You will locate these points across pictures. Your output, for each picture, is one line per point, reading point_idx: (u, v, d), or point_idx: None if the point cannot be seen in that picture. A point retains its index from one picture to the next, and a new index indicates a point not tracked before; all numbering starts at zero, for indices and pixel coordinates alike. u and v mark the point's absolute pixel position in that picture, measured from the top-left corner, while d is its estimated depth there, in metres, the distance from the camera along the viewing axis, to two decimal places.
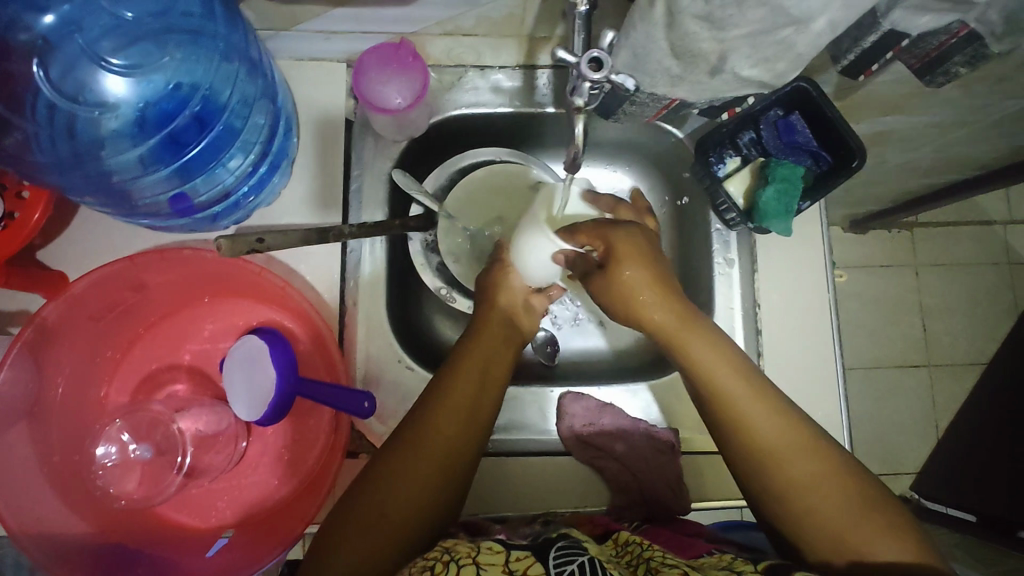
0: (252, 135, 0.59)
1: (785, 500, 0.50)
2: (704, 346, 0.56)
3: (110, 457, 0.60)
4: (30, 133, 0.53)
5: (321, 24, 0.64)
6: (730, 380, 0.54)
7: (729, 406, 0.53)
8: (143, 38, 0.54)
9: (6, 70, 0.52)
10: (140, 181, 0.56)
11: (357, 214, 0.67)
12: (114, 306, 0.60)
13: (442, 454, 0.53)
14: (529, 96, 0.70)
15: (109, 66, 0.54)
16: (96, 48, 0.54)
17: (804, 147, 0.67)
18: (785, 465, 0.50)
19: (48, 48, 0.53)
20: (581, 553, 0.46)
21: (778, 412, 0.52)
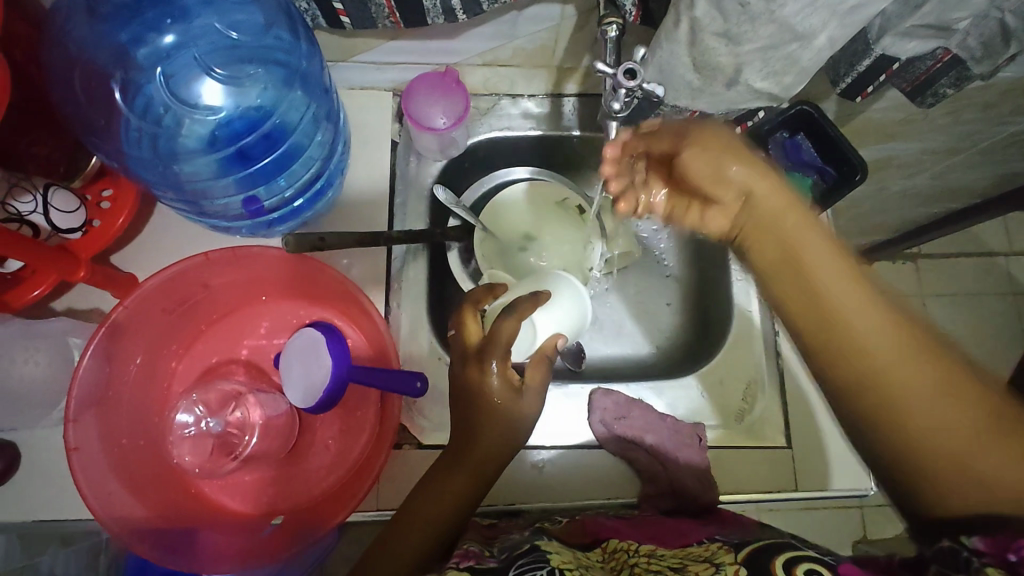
0: (315, 152, 0.67)
1: (886, 412, 0.46)
2: (812, 249, 0.51)
3: (188, 426, 0.65)
4: (135, 131, 0.61)
5: (374, 55, 0.72)
6: (822, 267, 0.49)
7: (849, 335, 0.47)
8: (239, 57, 0.62)
9: (130, 77, 0.60)
10: (213, 183, 0.63)
11: (401, 222, 0.74)
12: (184, 301, 0.66)
13: (451, 504, 0.57)
14: (557, 120, 0.79)
15: (210, 76, 0.62)
16: (202, 61, 0.62)
17: (809, 164, 0.74)
18: (887, 376, 0.46)
19: (167, 59, 0.61)
20: (542, 565, 0.49)
21: (874, 307, 0.48)
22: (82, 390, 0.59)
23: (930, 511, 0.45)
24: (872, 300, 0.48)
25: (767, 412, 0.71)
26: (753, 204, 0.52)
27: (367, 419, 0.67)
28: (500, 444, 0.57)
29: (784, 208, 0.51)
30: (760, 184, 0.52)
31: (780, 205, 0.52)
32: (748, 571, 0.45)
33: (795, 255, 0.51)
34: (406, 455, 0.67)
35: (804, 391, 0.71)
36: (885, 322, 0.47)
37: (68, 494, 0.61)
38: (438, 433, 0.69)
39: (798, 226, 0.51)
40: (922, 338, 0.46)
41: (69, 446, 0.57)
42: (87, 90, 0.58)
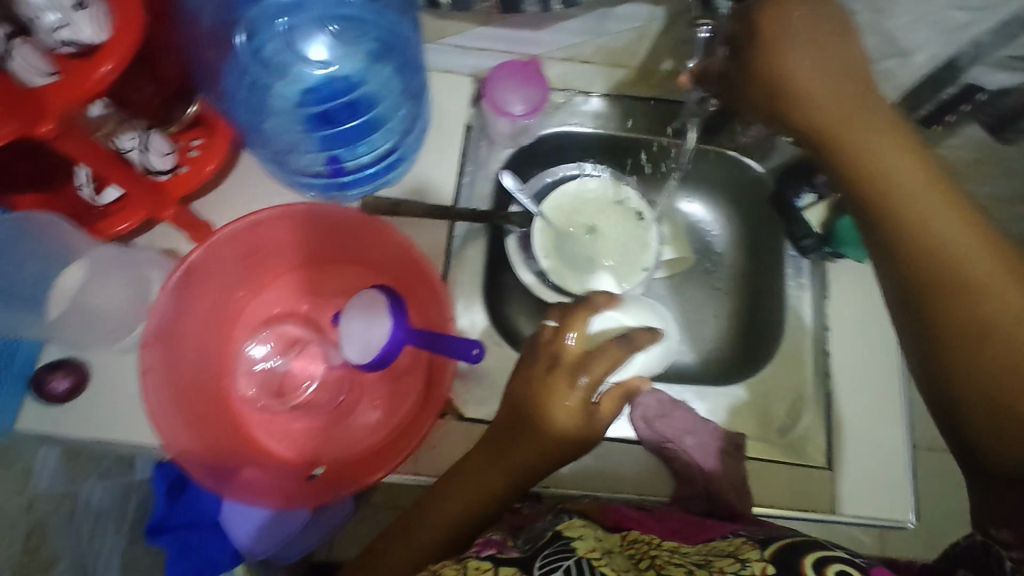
0: (396, 125, 0.71)
1: (963, 322, 0.48)
2: (900, 166, 0.52)
3: (258, 361, 0.70)
4: (244, 73, 0.66)
5: (462, 40, 0.75)
6: (916, 195, 0.51)
7: (928, 242, 0.50)
8: (350, 21, 0.67)
9: (252, 26, 0.66)
10: (299, 135, 0.68)
11: (466, 200, 0.76)
12: (261, 249, 0.69)
13: (484, 493, 0.58)
14: (625, 123, 0.80)
15: (322, 36, 0.67)
16: (319, 19, 0.67)
17: None
18: (975, 300, 0.48)
19: (288, 14, 0.67)
20: (568, 557, 0.47)
21: (971, 232, 0.49)
22: (158, 318, 0.61)
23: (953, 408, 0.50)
24: (966, 216, 0.50)
25: (811, 431, 0.70)
26: (823, 123, 0.54)
27: (412, 388, 0.68)
28: (549, 448, 0.57)
29: (840, 125, 0.54)
30: (842, 100, 0.54)
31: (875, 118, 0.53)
32: (774, 571, 0.44)
33: (896, 197, 0.51)
34: (446, 425, 0.68)
35: (854, 415, 0.70)
36: (976, 248, 0.49)
37: (127, 416, 0.64)
38: (480, 408, 0.70)
39: (886, 143, 0.53)
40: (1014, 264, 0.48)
41: (142, 369, 0.59)
42: (212, 32, 0.63)
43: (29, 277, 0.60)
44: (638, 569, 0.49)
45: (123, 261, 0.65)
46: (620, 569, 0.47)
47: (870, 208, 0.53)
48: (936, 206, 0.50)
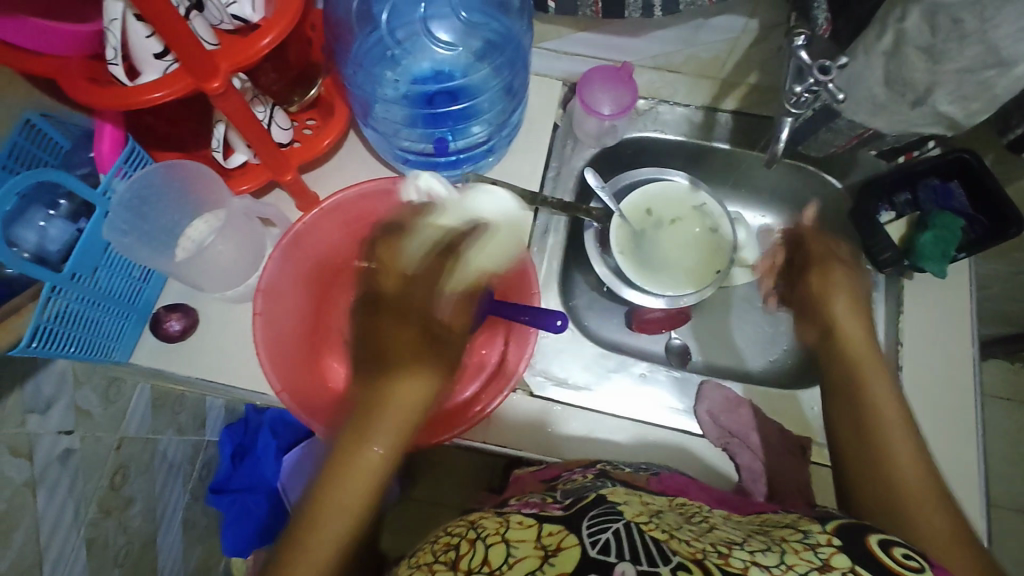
0: (493, 118, 0.76)
1: (866, 461, 0.56)
2: (861, 350, 0.65)
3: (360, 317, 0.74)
4: (374, 47, 0.72)
5: (559, 44, 0.80)
6: (878, 380, 0.61)
7: (878, 408, 0.59)
8: (480, 16, 0.73)
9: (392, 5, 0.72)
10: (406, 113, 0.72)
11: (552, 189, 0.82)
12: (363, 218, 0.75)
13: (375, 474, 0.55)
14: (707, 132, 0.84)
15: (452, 25, 0.72)
16: (453, 11, 0.72)
17: (958, 210, 0.74)
18: (879, 441, 0.56)
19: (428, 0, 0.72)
20: (615, 520, 0.46)
21: (905, 434, 0.57)
22: (269, 272, 0.68)
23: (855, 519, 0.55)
24: (921, 459, 0.55)
25: None
26: (835, 335, 0.67)
27: (488, 359, 0.72)
28: (415, 410, 0.57)
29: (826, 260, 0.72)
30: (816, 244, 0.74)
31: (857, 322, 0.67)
32: (841, 542, 0.45)
33: (852, 375, 0.62)
34: (517, 398, 0.70)
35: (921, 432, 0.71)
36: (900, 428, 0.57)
37: (237, 360, 0.71)
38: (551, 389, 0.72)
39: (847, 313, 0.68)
40: (939, 493, 0.53)
41: (255, 312, 0.66)
42: (355, 13, 0.71)
43: (167, 224, 0.67)
44: (690, 526, 0.50)
45: (250, 220, 0.71)
46: (669, 530, 0.47)
47: (831, 390, 0.63)
48: (867, 351, 0.64)
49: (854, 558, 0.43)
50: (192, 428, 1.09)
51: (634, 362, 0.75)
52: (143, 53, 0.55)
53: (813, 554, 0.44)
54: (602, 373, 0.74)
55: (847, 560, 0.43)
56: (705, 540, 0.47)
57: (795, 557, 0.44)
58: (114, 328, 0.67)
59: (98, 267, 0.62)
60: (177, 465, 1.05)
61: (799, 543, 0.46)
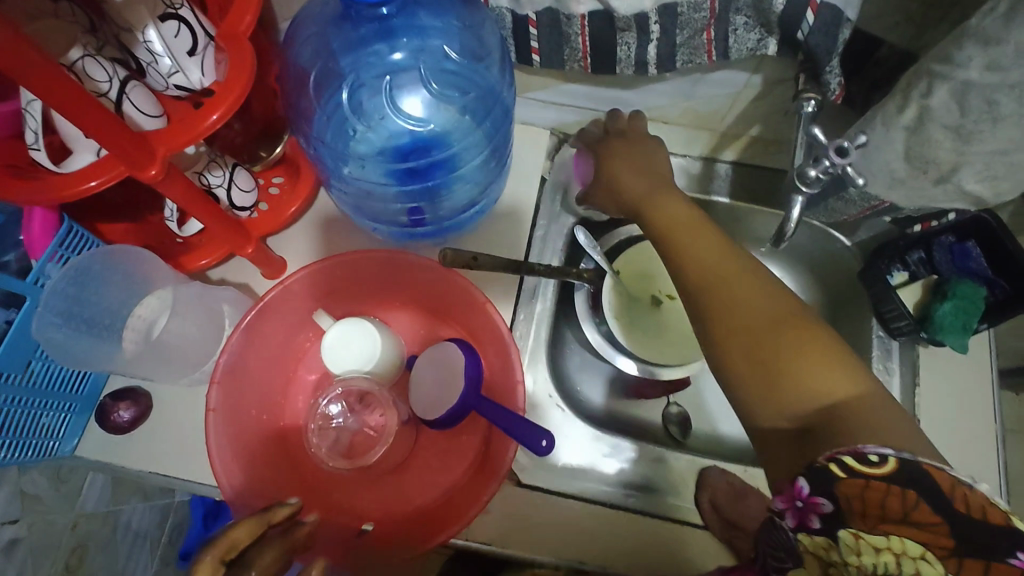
0: (480, 180, 0.69)
1: (773, 341, 0.47)
2: (699, 240, 0.55)
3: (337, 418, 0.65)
4: (337, 122, 0.64)
5: (546, 95, 0.75)
6: (726, 274, 0.52)
7: (744, 316, 0.49)
8: (454, 79, 0.64)
9: (353, 75, 0.63)
10: (384, 189, 0.66)
11: (538, 255, 0.75)
12: (333, 292, 0.68)
13: None
14: (705, 183, 0.78)
15: (425, 92, 0.64)
16: (424, 79, 0.64)
17: (975, 272, 0.69)
18: (740, 304, 0.49)
19: (392, 70, 0.63)
20: None
21: (768, 300, 0.50)
22: (227, 360, 0.61)
23: (755, 430, 0.48)
24: (778, 298, 0.50)
25: None
26: (686, 279, 0.54)
27: (472, 444, 0.65)
28: None
29: (683, 225, 0.57)
30: (656, 200, 0.61)
31: (672, 223, 0.58)
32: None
33: (715, 270, 0.52)
34: (503, 489, 0.65)
35: None
36: (765, 292, 0.50)
37: (192, 454, 0.64)
38: (540, 473, 0.67)
39: (665, 199, 0.61)
40: (801, 317, 0.49)
41: (209, 407, 0.59)
42: (315, 84, 0.63)
43: (113, 304, 0.60)
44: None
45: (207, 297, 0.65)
46: None
47: (698, 311, 0.51)
48: (627, 163, 0.67)
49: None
50: (159, 492, 1.01)
51: (629, 446, 0.69)
52: (73, 134, 0.48)
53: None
54: (595, 458, 0.69)
55: None
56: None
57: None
58: (54, 423, 0.60)
59: (31, 362, 0.55)
60: (143, 533, 0.97)
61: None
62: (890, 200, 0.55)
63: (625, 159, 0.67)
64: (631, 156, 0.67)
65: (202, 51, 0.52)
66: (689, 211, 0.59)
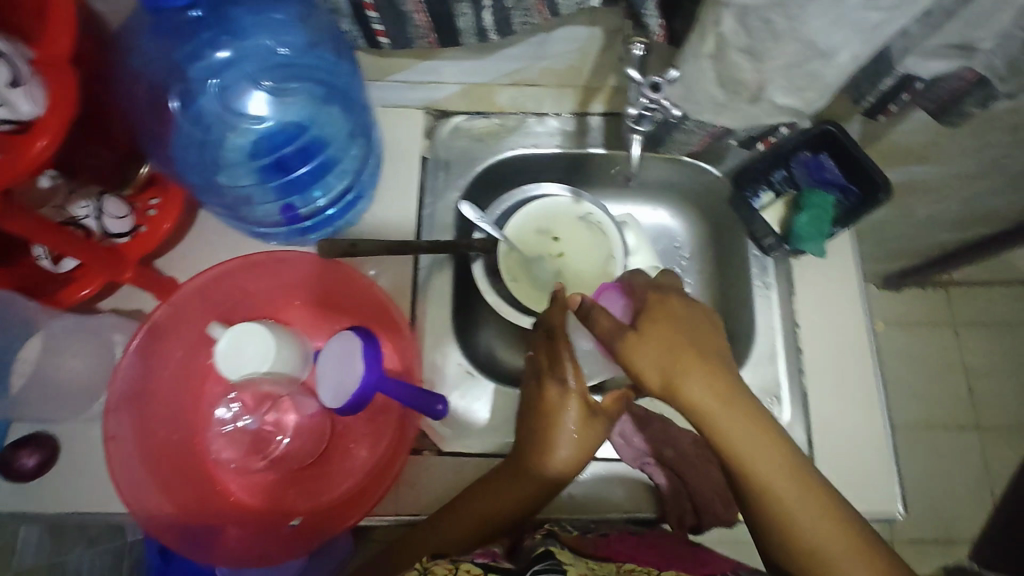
0: (348, 165, 0.70)
1: (829, 561, 0.49)
2: (722, 406, 0.53)
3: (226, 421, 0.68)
4: (185, 135, 0.65)
5: (408, 75, 0.76)
6: (742, 442, 0.52)
7: (763, 489, 0.51)
8: (287, 70, 0.66)
9: (189, 88, 0.64)
10: (252, 191, 0.67)
11: (428, 232, 0.77)
12: (222, 304, 0.69)
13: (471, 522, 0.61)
14: (580, 139, 0.81)
15: (260, 87, 0.66)
16: (255, 76, 0.66)
17: (832, 182, 0.74)
18: (754, 470, 0.52)
19: (221, 72, 0.65)
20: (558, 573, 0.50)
21: (782, 456, 0.52)
22: (121, 387, 0.62)
23: None
24: (797, 465, 0.52)
25: (790, 430, 0.71)
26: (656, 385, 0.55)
27: (388, 427, 0.67)
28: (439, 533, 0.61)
29: (673, 340, 0.56)
30: (658, 327, 0.57)
31: (660, 342, 0.56)
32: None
33: (685, 373, 0.54)
34: (425, 460, 0.68)
35: (830, 412, 0.71)
36: (783, 463, 0.52)
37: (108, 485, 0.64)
38: (458, 441, 0.70)
39: (659, 354, 0.56)
40: (804, 470, 0.52)
41: (107, 435, 0.60)
42: (147, 105, 0.63)
43: None
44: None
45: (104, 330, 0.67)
46: None
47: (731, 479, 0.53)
48: (660, 341, 0.56)
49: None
50: None
51: None
52: None
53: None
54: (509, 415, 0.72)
55: None
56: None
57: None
58: None
59: None
60: None
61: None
62: (724, 126, 0.59)
63: (674, 315, 0.58)
64: (657, 336, 0.57)
65: (26, 79, 0.49)
66: (687, 335, 0.57)
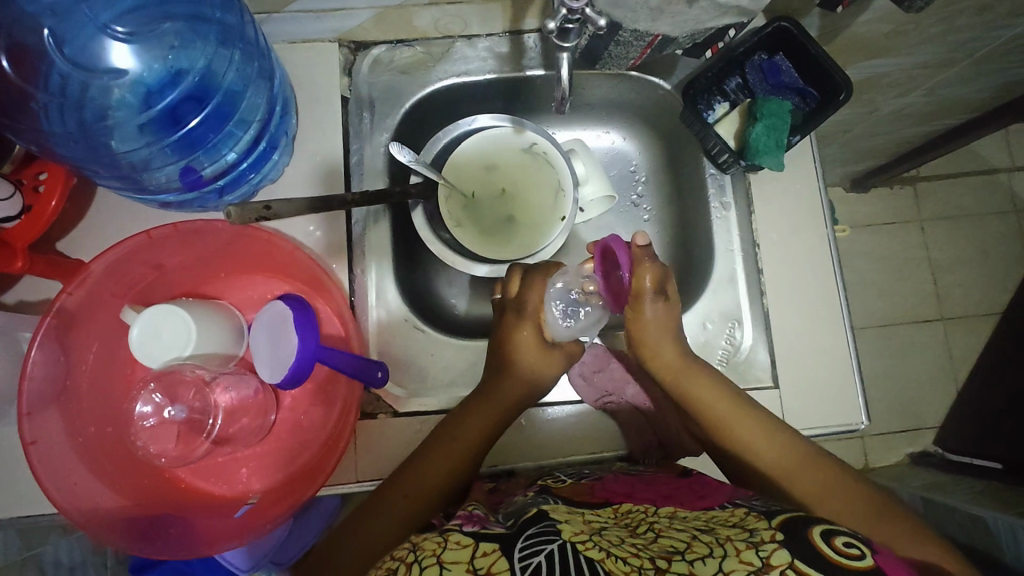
0: (250, 112, 0.61)
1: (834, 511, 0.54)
2: (704, 389, 0.61)
3: (148, 416, 0.59)
4: (42, 103, 0.56)
5: (309, 3, 0.69)
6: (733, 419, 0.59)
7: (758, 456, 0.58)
8: (143, 8, 0.58)
9: (19, 42, 0.55)
10: (140, 152, 0.59)
11: (358, 183, 0.70)
12: (138, 283, 0.64)
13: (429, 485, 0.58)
14: (517, 61, 0.73)
15: (113, 34, 0.57)
16: (103, 22, 0.57)
17: (789, 86, 0.69)
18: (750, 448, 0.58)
19: (60, 22, 0.56)
20: (552, 540, 0.44)
21: (766, 427, 0.59)
22: (34, 385, 0.57)
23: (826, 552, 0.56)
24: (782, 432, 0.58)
25: (754, 354, 0.69)
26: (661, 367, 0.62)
27: (339, 393, 0.63)
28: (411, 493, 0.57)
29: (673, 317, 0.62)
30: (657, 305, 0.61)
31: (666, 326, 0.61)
32: (785, 537, 0.43)
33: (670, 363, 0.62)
34: (381, 424, 0.65)
35: (794, 329, 0.69)
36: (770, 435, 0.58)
37: None
38: (415, 400, 0.66)
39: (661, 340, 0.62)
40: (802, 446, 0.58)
41: (26, 441, 0.56)
42: None
43: None
44: (635, 538, 0.46)
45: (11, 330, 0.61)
46: (608, 546, 0.44)
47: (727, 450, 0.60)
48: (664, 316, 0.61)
49: (795, 552, 0.42)
50: None
51: None
52: None
53: (754, 553, 0.42)
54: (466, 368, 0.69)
55: (788, 555, 0.41)
56: (647, 553, 0.43)
57: (735, 560, 0.41)
58: None
59: None
60: None
61: (742, 542, 0.43)
62: (666, 33, 0.53)
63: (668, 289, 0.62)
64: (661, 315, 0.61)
65: None
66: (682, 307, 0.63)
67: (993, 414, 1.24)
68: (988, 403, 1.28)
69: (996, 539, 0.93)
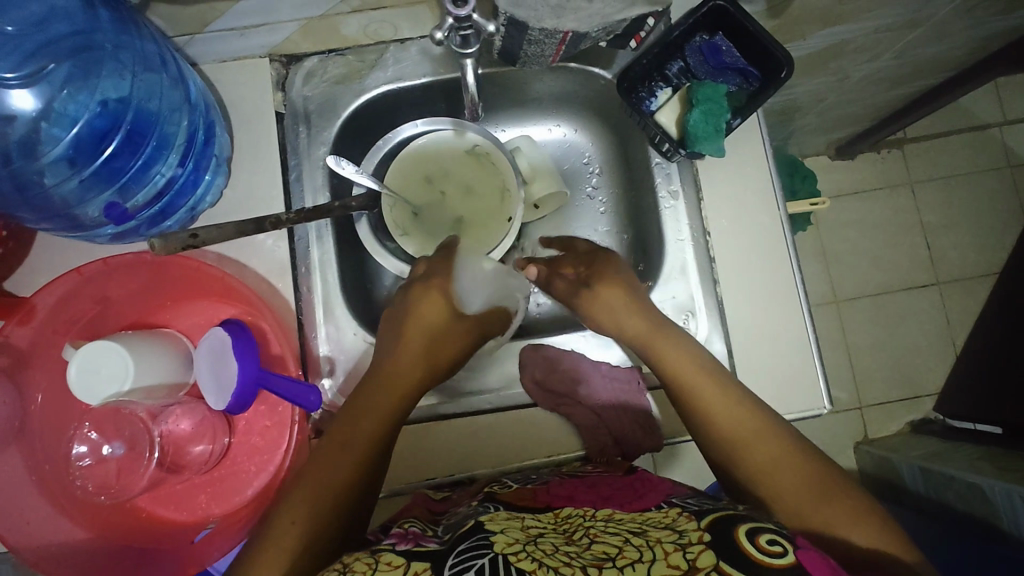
0: (169, 134, 0.61)
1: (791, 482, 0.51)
2: (670, 348, 0.60)
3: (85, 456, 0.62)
4: None
5: (231, 21, 0.68)
6: (699, 381, 0.57)
7: (719, 422, 0.55)
8: (30, 49, 0.57)
9: None
10: (64, 189, 0.59)
11: (300, 200, 0.70)
12: (81, 318, 0.63)
13: (352, 466, 0.52)
14: (451, 60, 0.72)
15: (6, 82, 0.56)
16: None
17: (731, 67, 0.65)
18: (713, 410, 0.55)
19: None
20: (483, 553, 0.43)
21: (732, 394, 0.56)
22: None
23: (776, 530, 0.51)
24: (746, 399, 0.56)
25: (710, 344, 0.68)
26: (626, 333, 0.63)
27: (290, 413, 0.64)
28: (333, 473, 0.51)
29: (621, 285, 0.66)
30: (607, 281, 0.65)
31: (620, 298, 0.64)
32: (711, 538, 0.43)
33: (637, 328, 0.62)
34: None
35: (750, 316, 0.67)
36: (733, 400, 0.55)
37: None
38: None
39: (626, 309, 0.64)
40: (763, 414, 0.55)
41: None
42: None
43: None
44: (571, 546, 0.45)
45: None
46: (541, 553, 0.43)
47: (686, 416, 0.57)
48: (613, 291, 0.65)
49: (720, 553, 0.41)
50: None
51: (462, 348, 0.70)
52: None
53: (681, 555, 0.41)
54: None
55: (712, 557, 0.41)
56: (579, 561, 0.42)
57: (662, 564, 0.41)
58: None
59: None
60: None
61: (671, 544, 0.43)
62: None
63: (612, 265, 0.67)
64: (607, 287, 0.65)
65: None
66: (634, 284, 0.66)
67: (992, 378, 1.21)
68: (986, 367, 1.25)
69: (992, 506, 0.90)
